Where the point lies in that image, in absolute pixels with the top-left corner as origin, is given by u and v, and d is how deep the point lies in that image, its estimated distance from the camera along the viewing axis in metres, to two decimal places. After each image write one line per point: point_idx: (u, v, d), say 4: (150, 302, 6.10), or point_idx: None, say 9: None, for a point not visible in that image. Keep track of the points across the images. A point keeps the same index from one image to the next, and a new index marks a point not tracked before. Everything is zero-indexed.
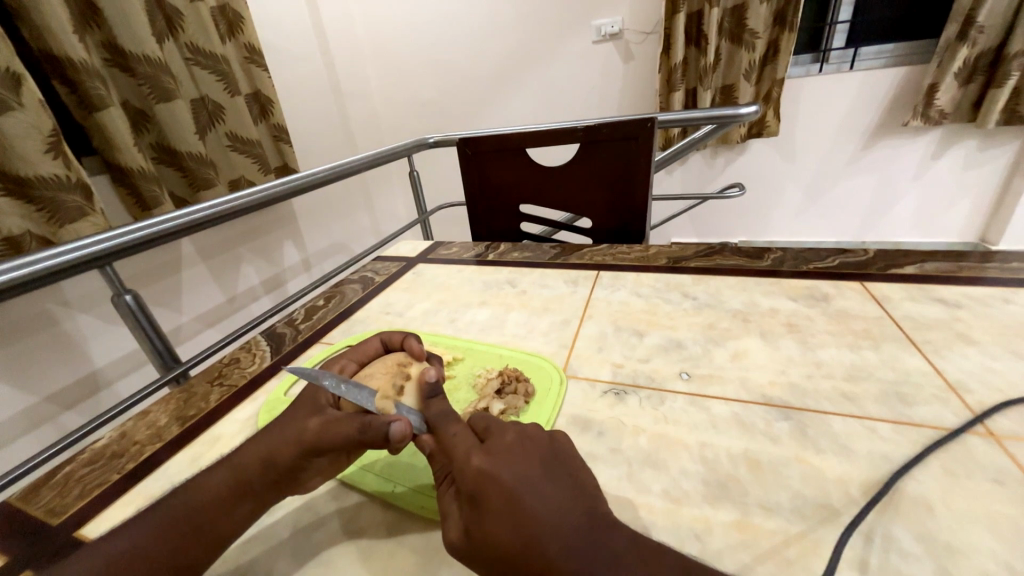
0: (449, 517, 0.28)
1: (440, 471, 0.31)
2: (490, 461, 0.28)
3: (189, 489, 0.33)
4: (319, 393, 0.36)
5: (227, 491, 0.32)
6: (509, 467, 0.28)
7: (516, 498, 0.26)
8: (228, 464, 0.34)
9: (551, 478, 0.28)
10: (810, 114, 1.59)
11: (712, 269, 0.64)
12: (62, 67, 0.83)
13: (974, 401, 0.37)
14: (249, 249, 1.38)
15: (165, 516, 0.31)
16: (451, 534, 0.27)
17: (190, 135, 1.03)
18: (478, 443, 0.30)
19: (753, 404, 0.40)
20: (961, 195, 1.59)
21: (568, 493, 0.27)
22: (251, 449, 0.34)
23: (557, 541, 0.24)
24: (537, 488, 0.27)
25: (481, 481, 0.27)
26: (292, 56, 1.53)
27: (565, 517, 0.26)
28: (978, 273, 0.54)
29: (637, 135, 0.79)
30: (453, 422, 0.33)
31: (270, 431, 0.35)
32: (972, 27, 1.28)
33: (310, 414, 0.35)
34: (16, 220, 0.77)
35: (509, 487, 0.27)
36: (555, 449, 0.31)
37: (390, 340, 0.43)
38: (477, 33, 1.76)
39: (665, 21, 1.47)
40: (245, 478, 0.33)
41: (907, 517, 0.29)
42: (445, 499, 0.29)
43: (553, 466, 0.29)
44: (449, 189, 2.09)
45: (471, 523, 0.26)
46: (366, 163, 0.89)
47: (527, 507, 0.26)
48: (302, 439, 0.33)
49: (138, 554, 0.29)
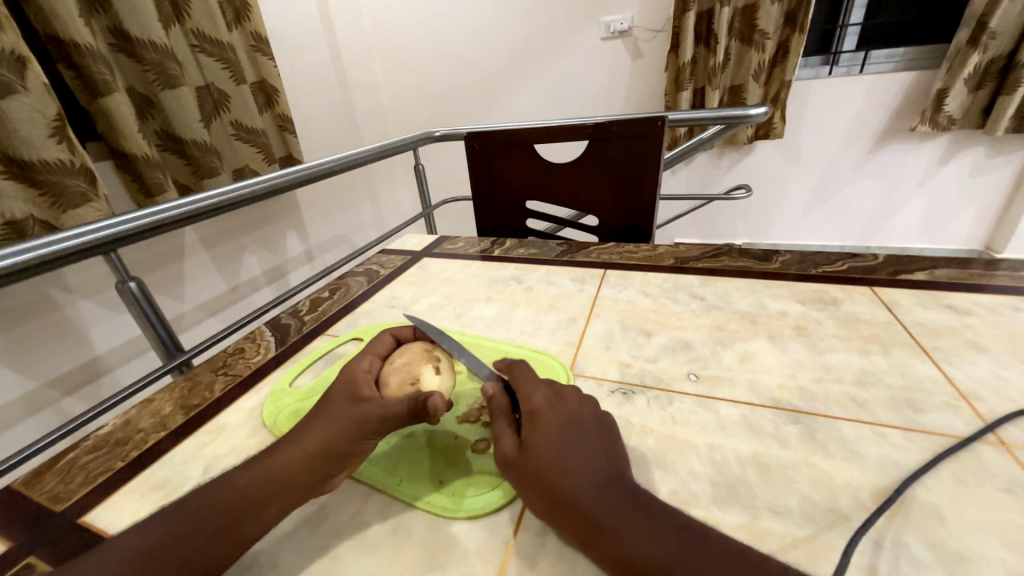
0: (502, 436, 0.32)
1: (497, 407, 0.34)
2: (552, 403, 0.33)
3: (216, 486, 0.32)
4: (358, 386, 0.37)
5: (266, 485, 0.32)
6: (567, 412, 0.32)
7: (569, 433, 0.31)
8: (269, 460, 0.33)
9: (598, 432, 0.32)
10: (817, 117, 1.58)
11: (720, 270, 0.63)
12: (67, 51, 0.82)
13: (984, 409, 0.37)
14: (251, 238, 1.38)
15: (195, 507, 0.31)
16: (503, 446, 0.31)
17: (194, 122, 1.03)
18: (547, 389, 0.34)
19: (762, 408, 0.40)
20: (967, 203, 1.59)
21: (608, 447, 0.31)
22: (296, 445, 0.34)
23: (591, 473, 0.28)
24: (584, 434, 0.31)
25: (542, 414, 0.32)
26: (299, 46, 1.52)
27: (601, 460, 0.29)
28: (988, 280, 0.54)
29: (646, 134, 0.78)
30: (528, 377, 0.36)
31: (318, 423, 0.35)
32: (985, 33, 1.27)
33: (357, 404, 0.35)
34: (20, 205, 0.77)
35: (563, 425, 0.31)
36: (607, 416, 0.34)
37: (401, 334, 0.44)
38: (484, 27, 1.75)
39: (674, 20, 1.46)
40: (290, 472, 0.33)
41: (918, 524, 0.29)
42: (500, 426, 0.33)
43: (603, 425, 0.32)
44: (453, 183, 2.08)
45: (523, 443, 0.30)
46: (373, 155, 0.89)
47: (574, 445, 0.30)
48: (362, 423, 0.34)
49: (168, 549, 0.28)
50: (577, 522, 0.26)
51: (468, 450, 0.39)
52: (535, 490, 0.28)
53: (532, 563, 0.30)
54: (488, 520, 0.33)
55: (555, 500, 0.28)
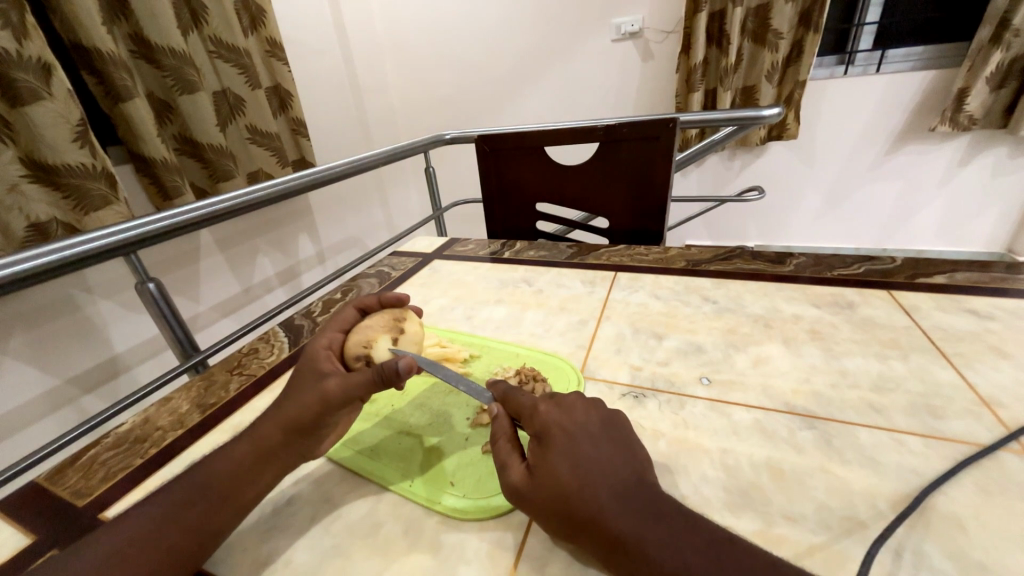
0: (509, 464, 0.31)
1: (501, 429, 0.33)
2: (557, 413, 0.32)
3: (209, 463, 0.34)
4: (319, 362, 0.39)
5: (251, 459, 0.34)
6: (573, 423, 0.31)
7: (581, 449, 0.29)
8: (250, 437, 0.36)
9: (608, 437, 0.31)
10: (832, 117, 1.56)
11: (732, 273, 0.63)
12: (90, 57, 0.85)
13: (1007, 417, 0.36)
14: (265, 240, 1.40)
15: (188, 485, 0.33)
16: (513, 477, 0.30)
17: (212, 127, 1.05)
18: (547, 397, 0.33)
19: (776, 412, 0.39)
20: (988, 204, 1.55)
21: (622, 452, 0.30)
22: (271, 422, 0.36)
23: (609, 486, 0.28)
24: (596, 443, 0.30)
25: (550, 431, 0.31)
26: (312, 51, 1.54)
27: (617, 470, 0.29)
28: (1011, 284, 0.53)
29: (658, 136, 0.78)
30: (521, 389, 0.35)
31: (291, 399, 0.37)
32: (1007, 30, 1.24)
33: (319, 380, 0.37)
34: (43, 207, 0.79)
35: (573, 439, 0.30)
36: (615, 415, 0.33)
37: (366, 305, 0.46)
38: (494, 30, 1.76)
39: (686, 21, 1.45)
40: (272, 446, 0.35)
41: (939, 534, 0.29)
42: (505, 450, 0.32)
43: (612, 428, 0.32)
44: (463, 186, 2.10)
45: (535, 467, 0.30)
46: (385, 157, 0.90)
47: (587, 459, 0.29)
48: (326, 397, 0.36)
49: (171, 520, 0.31)
50: (607, 546, 0.26)
51: (478, 451, 0.40)
52: (556, 517, 0.28)
53: (543, 565, 0.30)
54: (498, 521, 0.33)
55: (578, 527, 0.27)
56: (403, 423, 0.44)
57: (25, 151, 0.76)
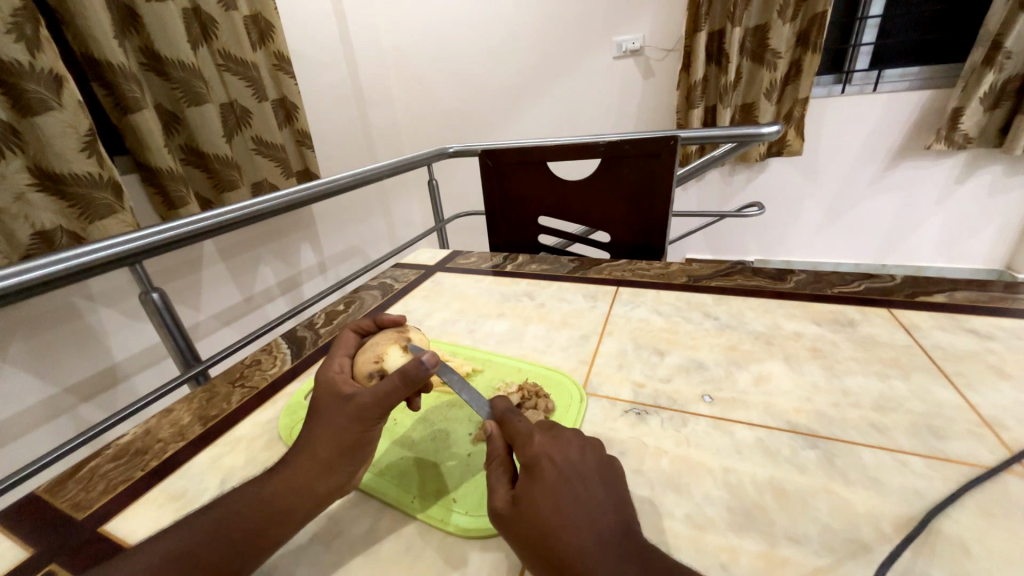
0: (495, 489, 0.31)
1: (494, 451, 0.33)
2: (550, 445, 0.32)
3: (238, 497, 0.33)
4: (338, 386, 0.38)
5: (283, 494, 0.33)
6: (566, 459, 0.31)
7: (568, 486, 0.29)
8: (284, 472, 0.35)
9: (602, 479, 0.30)
10: (830, 135, 1.58)
11: (732, 289, 0.63)
12: (101, 70, 0.86)
13: (1009, 439, 0.36)
14: (267, 249, 1.41)
15: (217, 515, 0.32)
16: (496, 502, 0.30)
17: (217, 137, 1.06)
18: (544, 428, 0.33)
19: (778, 430, 0.39)
20: (986, 221, 1.56)
21: (613, 497, 0.30)
22: (308, 454, 0.35)
23: (592, 530, 0.27)
24: (586, 483, 0.30)
25: (540, 462, 0.30)
26: (317, 64, 1.57)
27: (605, 515, 0.28)
28: (1010, 304, 0.53)
29: (659, 153, 0.79)
30: (520, 414, 0.35)
31: (322, 427, 0.36)
32: (999, 52, 1.26)
33: (346, 401, 0.37)
34: (49, 215, 0.80)
35: (562, 475, 0.30)
36: (610, 457, 0.33)
37: (363, 326, 0.46)
38: (498, 47, 1.79)
39: (685, 39, 1.48)
40: (309, 479, 0.34)
41: (944, 558, 0.29)
42: (494, 475, 0.32)
43: (608, 473, 0.31)
44: (465, 197, 2.11)
45: (519, 495, 0.29)
46: (390, 168, 0.91)
47: (573, 497, 0.29)
48: (360, 412, 0.35)
49: (192, 554, 0.30)
50: None
51: (479, 468, 0.40)
52: (534, 549, 0.27)
53: None
54: (500, 539, 0.33)
55: (554, 565, 0.26)
56: (405, 440, 0.44)
57: (32, 160, 0.77)
